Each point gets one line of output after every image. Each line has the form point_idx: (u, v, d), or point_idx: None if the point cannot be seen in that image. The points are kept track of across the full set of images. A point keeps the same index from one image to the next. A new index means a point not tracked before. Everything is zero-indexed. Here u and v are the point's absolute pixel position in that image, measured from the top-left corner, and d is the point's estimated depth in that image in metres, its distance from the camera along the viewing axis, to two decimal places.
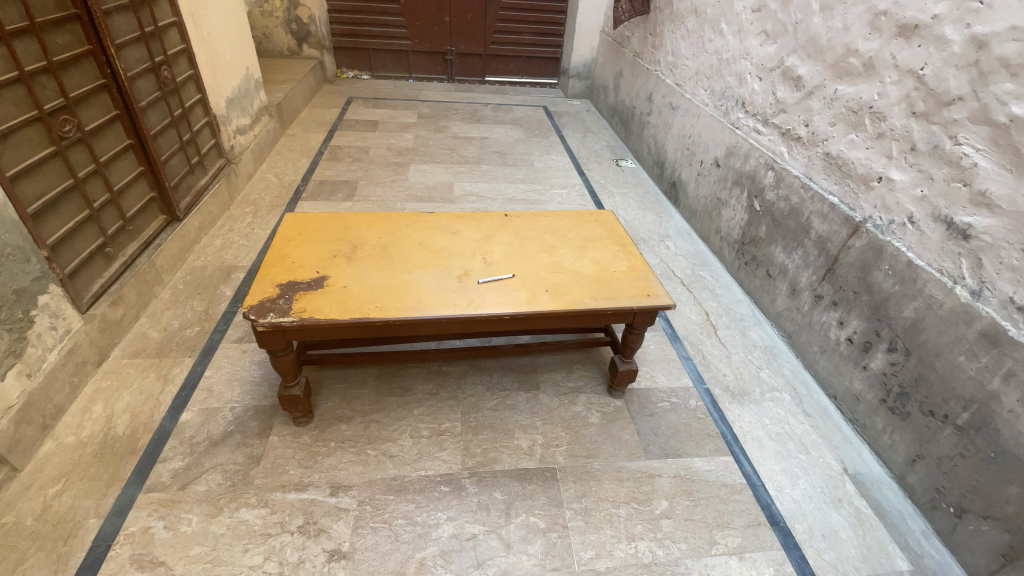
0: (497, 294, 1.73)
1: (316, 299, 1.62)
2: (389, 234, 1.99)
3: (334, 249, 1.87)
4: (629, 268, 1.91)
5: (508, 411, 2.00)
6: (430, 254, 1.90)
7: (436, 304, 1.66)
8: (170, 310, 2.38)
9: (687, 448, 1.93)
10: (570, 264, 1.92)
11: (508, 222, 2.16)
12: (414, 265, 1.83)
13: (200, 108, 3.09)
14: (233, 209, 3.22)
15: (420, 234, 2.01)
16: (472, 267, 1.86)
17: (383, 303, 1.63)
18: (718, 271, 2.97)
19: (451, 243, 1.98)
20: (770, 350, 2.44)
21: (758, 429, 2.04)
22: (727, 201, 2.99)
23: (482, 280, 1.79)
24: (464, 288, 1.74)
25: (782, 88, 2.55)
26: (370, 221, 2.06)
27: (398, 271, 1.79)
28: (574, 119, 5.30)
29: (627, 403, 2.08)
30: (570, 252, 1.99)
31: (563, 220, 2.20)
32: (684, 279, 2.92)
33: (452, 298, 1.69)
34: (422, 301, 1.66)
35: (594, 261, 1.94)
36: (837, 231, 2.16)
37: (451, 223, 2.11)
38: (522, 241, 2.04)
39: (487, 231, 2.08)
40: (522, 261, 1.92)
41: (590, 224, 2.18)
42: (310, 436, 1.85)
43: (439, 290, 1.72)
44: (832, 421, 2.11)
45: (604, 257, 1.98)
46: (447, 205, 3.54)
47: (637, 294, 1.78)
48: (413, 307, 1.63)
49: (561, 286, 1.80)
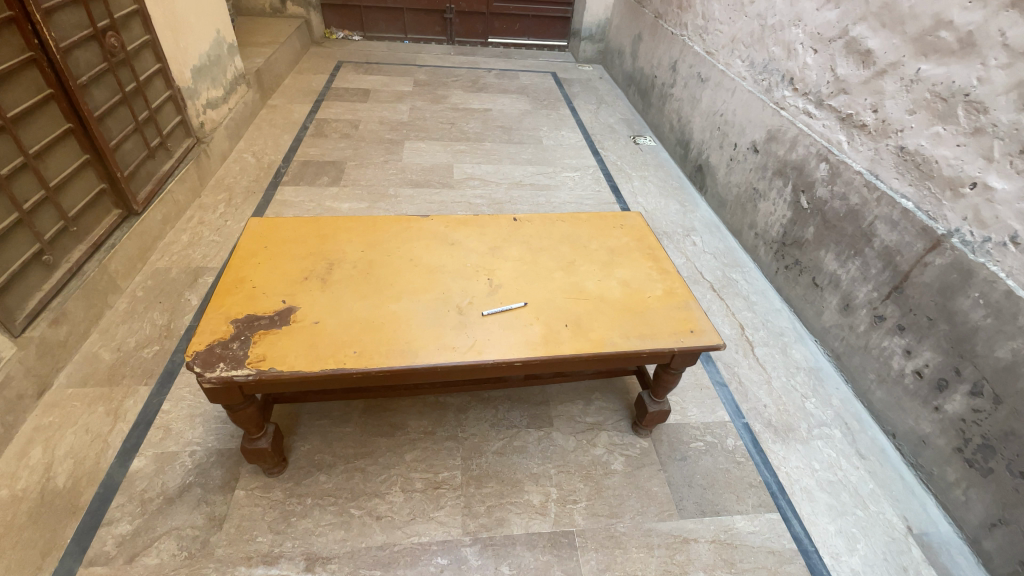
0: (506, 331, 1.40)
1: (281, 342, 1.30)
2: (375, 248, 1.65)
3: (306, 268, 1.54)
4: (666, 293, 1.57)
5: (516, 456, 1.71)
6: (424, 274, 1.56)
7: (430, 347, 1.33)
8: (127, 324, 2.06)
9: (726, 503, 1.65)
10: (594, 287, 1.58)
11: (518, 229, 1.81)
12: (404, 290, 1.49)
13: (159, 80, 2.69)
14: (205, 197, 2.86)
15: (411, 247, 1.67)
16: (474, 292, 1.52)
17: (364, 347, 1.31)
18: (753, 274, 2.63)
19: (449, 258, 1.64)
20: (815, 373, 2.14)
21: (807, 477, 1.75)
22: (765, 193, 2.62)
23: (488, 312, 1.46)
24: (466, 323, 1.41)
25: (844, 63, 2.15)
26: (351, 230, 1.71)
27: (384, 299, 1.46)
28: (586, 87, 4.82)
29: (654, 445, 1.79)
30: (594, 270, 1.65)
31: (582, 227, 1.85)
32: (714, 282, 2.58)
33: (451, 338, 1.36)
34: (413, 343, 1.34)
35: (623, 283, 1.60)
36: (910, 243, 1.81)
37: (449, 231, 1.76)
38: (534, 255, 1.70)
39: (492, 243, 1.73)
40: (535, 283, 1.58)
41: (615, 231, 1.84)
42: (283, 491, 1.57)
43: (434, 326, 1.39)
44: (890, 465, 1.83)
45: (634, 276, 1.63)
46: (446, 190, 3.16)
47: (677, 330, 1.46)
48: (402, 352, 1.31)
49: (585, 319, 1.47)
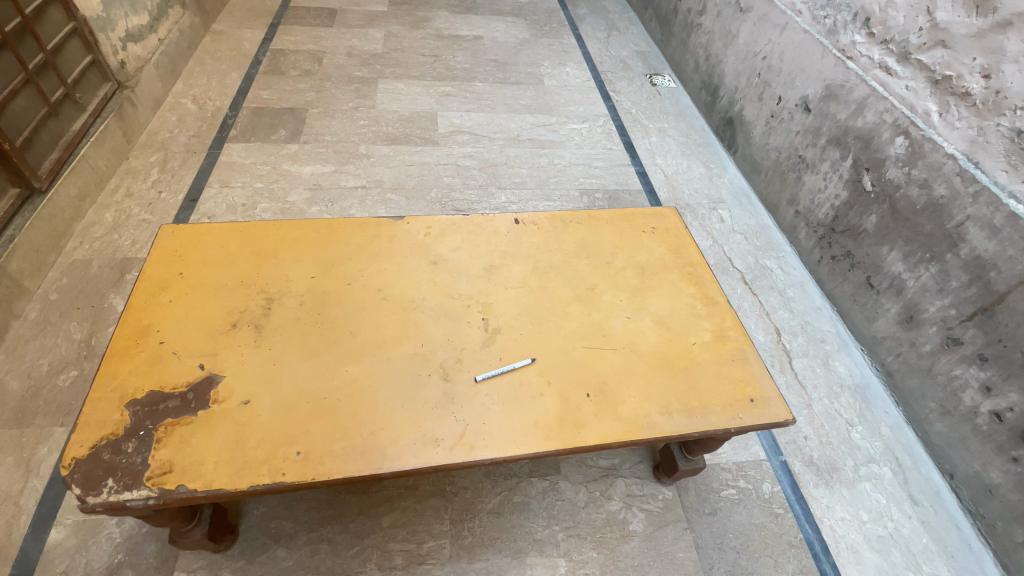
0: (508, 409, 1.04)
1: (196, 441, 0.94)
2: (331, 272, 1.23)
3: (237, 311, 1.14)
4: (715, 340, 1.21)
5: (516, 516, 1.44)
6: (396, 315, 1.17)
7: (404, 439, 0.98)
8: (38, 340, 1.68)
9: (764, 571, 1.41)
10: (623, 330, 1.20)
11: (521, 237, 1.38)
12: (369, 343, 1.11)
13: (55, 9, 2.08)
14: (134, 159, 2.35)
15: (379, 269, 1.26)
16: (463, 341, 1.14)
17: (312, 446, 0.95)
18: (789, 261, 2.26)
19: (430, 287, 1.24)
20: (862, 393, 1.84)
21: (855, 533, 1.51)
22: (815, 164, 2.18)
23: (483, 376, 1.08)
24: (453, 396, 1.05)
25: (948, 6, 1.65)
26: (298, 245, 1.29)
27: (341, 360, 1.08)
28: (593, 9, 4.08)
29: (679, 495, 1.52)
30: (621, 302, 1.26)
31: (604, 231, 1.43)
32: (746, 272, 2.21)
33: (433, 425, 1.00)
34: (382, 435, 0.98)
35: (659, 323, 1.22)
36: (1013, 258, 1.45)
37: (430, 242, 1.34)
38: (542, 278, 1.29)
39: (486, 259, 1.31)
40: (545, 324, 1.19)
41: (645, 239, 1.42)
42: (232, 573, 1.28)
43: (410, 404, 1.02)
44: (947, 513, 1.58)
45: (672, 311, 1.25)
46: (428, 147, 2.65)
47: (732, 399, 1.11)
48: (365, 452, 0.96)
49: (613, 384, 1.10)
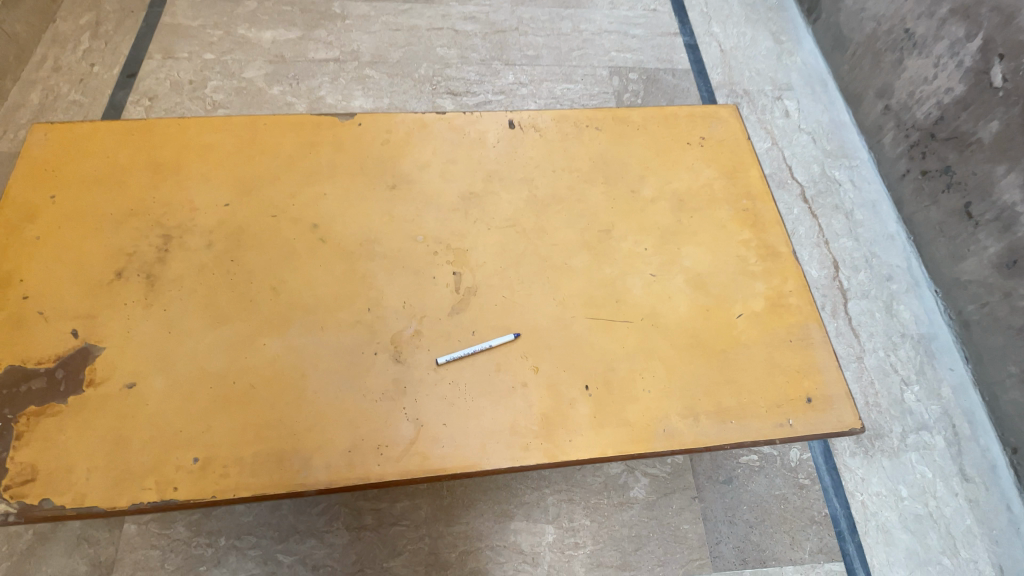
0: (477, 406, 0.78)
1: (67, 440, 0.73)
2: (249, 200, 0.91)
3: (125, 255, 0.86)
4: (769, 311, 0.89)
5: (502, 476, 1.27)
6: (334, 264, 0.86)
7: (334, 445, 0.73)
8: None
9: (776, 549, 1.26)
10: (643, 294, 0.88)
11: (515, 150, 0.99)
12: (296, 305, 0.82)
13: None
14: (59, 21, 1.90)
15: (315, 195, 0.92)
16: (424, 306, 0.84)
17: (212, 451, 0.72)
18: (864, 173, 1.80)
19: (383, 222, 0.90)
20: (926, 345, 1.54)
21: (888, 510, 1.34)
22: (928, 42, 1.62)
23: (447, 357, 0.80)
24: (405, 385, 0.78)
25: None
26: (209, 159, 0.95)
27: (258, 329, 0.80)
28: None
29: (691, 460, 1.32)
30: (647, 251, 0.92)
31: (632, 144, 1.03)
32: (807, 187, 1.78)
33: (376, 425, 0.75)
34: (305, 438, 0.74)
35: (695, 285, 0.89)
36: None
37: (388, 154, 0.97)
38: (540, 212, 0.93)
39: (464, 183, 0.95)
40: (537, 282, 0.87)
41: (688, 157, 1.03)
42: (187, 527, 1.17)
43: (345, 394, 0.76)
44: (1000, 491, 1.37)
45: (716, 269, 0.92)
46: (419, 5, 2.07)
47: (782, 398, 0.83)
48: (283, 461, 0.72)
49: (622, 373, 0.81)
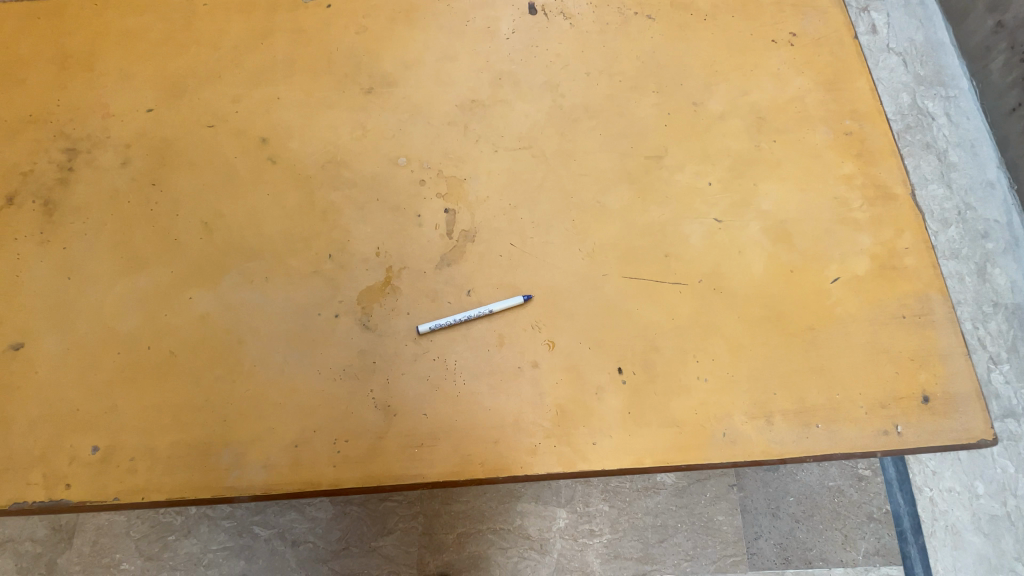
0: (470, 391, 0.58)
1: None
2: (179, 106, 0.69)
3: (20, 175, 0.66)
4: (876, 276, 0.65)
5: None
6: (286, 193, 0.64)
7: (276, 439, 0.55)
8: None
9: (825, 548, 1.07)
10: (704, 247, 0.64)
11: (536, 44, 0.73)
12: (232, 247, 0.61)
13: None
14: None
15: (265, 99, 0.69)
16: (404, 253, 0.62)
17: (118, 438, 0.55)
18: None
19: (353, 137, 0.67)
20: None
21: (960, 510, 1.10)
22: None
23: (433, 324, 0.59)
24: (375, 360, 0.58)
25: None
26: (131, 49, 0.72)
27: (181, 278, 0.60)
28: None
29: None
30: (711, 187, 0.67)
31: (697, 41, 0.75)
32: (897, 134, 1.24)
33: (333, 412, 0.56)
34: (237, 427, 0.55)
35: (776, 236, 0.65)
36: None
37: (364, 46, 0.71)
38: (567, 129, 0.69)
39: (466, 87, 0.70)
40: (558, 226, 0.64)
41: (774, 59, 0.75)
42: None
43: (293, 370, 0.57)
44: None
45: (805, 214, 0.67)
46: None
47: (888, 395, 0.60)
48: (208, 456, 0.54)
49: (670, 354, 0.59)
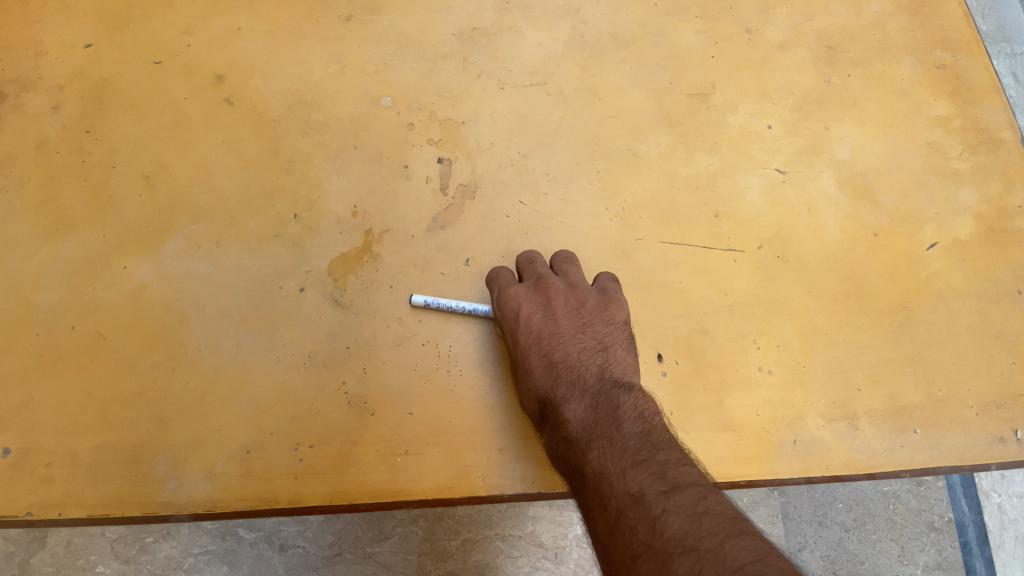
0: (466, 383, 0.46)
1: None
2: (123, 40, 0.57)
3: None
4: (984, 241, 0.51)
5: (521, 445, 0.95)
6: (245, 140, 0.52)
7: (222, 442, 0.44)
8: None
9: (891, 553, 0.76)
10: (765, 204, 0.51)
11: None
12: (178, 205, 0.50)
13: None
14: None
15: (224, 30, 0.57)
16: (386, 213, 0.50)
17: (32, 439, 0.44)
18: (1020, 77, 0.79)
19: (328, 73, 0.54)
20: None
21: None
22: None
23: (430, 299, 0.47)
24: (348, 344, 0.46)
25: None
26: None
27: (117, 243, 0.49)
28: None
29: None
30: (771, 131, 0.54)
31: None
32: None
33: (296, 410, 0.45)
34: (176, 426, 0.44)
35: (855, 190, 0.52)
36: None
37: None
38: (589, 62, 0.56)
39: (464, 12, 0.57)
40: (578, 180, 0.52)
41: None
42: None
43: (247, 357, 0.45)
44: None
45: (888, 164, 0.53)
46: None
47: (1006, 392, 0.47)
48: (141, 462, 0.43)
49: (723, 339, 0.47)
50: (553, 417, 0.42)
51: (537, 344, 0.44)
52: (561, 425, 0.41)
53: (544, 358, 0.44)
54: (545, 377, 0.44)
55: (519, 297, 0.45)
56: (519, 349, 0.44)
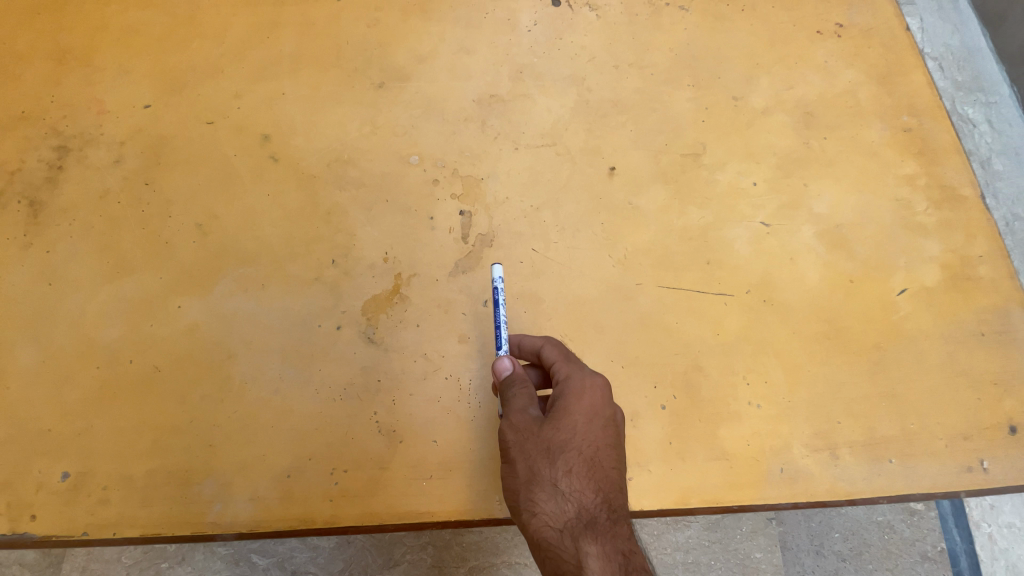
0: (484, 414, 0.51)
1: None
2: (178, 102, 0.64)
3: (7, 174, 0.61)
4: (949, 288, 0.57)
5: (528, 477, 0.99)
6: (287, 193, 0.58)
7: (264, 467, 0.48)
8: None
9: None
10: (751, 253, 0.57)
11: (559, 36, 0.67)
12: (227, 251, 0.56)
13: None
14: None
15: (270, 95, 0.64)
16: (413, 259, 0.56)
17: (91, 464, 0.49)
18: None
19: (362, 133, 0.61)
20: None
21: None
22: None
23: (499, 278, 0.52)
24: (379, 378, 0.51)
25: None
26: (132, 45, 0.68)
27: (171, 285, 0.55)
28: None
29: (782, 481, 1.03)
30: (756, 188, 0.60)
31: (736, 33, 0.68)
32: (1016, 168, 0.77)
33: (331, 438, 0.49)
34: (223, 452, 0.49)
35: (832, 240, 0.58)
36: None
37: (375, 39, 0.66)
38: (594, 126, 0.62)
39: (483, 80, 0.64)
40: (585, 231, 0.58)
41: (821, 52, 0.69)
42: None
43: (288, 389, 0.51)
44: None
45: (862, 217, 0.60)
46: None
47: (972, 425, 0.52)
48: (190, 486, 0.48)
49: (716, 375, 0.52)
50: (618, 548, 0.38)
51: (600, 444, 0.42)
52: (620, 550, 0.38)
53: (604, 464, 0.41)
54: (608, 497, 0.40)
55: (594, 390, 0.43)
56: (581, 442, 0.41)
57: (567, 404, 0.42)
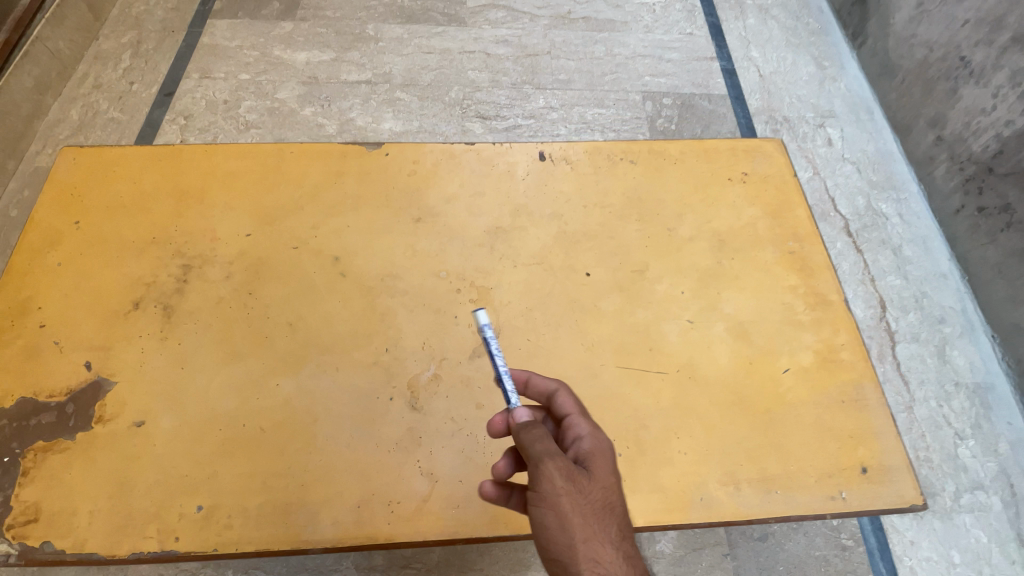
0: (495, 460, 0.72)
1: (72, 479, 0.70)
2: (271, 230, 0.88)
3: (144, 284, 0.84)
4: (819, 367, 0.81)
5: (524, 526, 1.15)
6: (353, 300, 0.82)
7: (342, 499, 0.69)
8: None
9: None
10: (681, 343, 0.81)
11: (545, 183, 0.94)
12: (311, 342, 0.78)
13: None
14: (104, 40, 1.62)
15: (338, 226, 0.89)
16: (444, 349, 0.79)
17: (217, 499, 0.69)
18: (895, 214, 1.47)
19: (405, 255, 0.86)
20: (983, 396, 1.27)
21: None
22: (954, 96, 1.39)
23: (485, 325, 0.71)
24: (421, 435, 0.73)
25: None
26: (234, 186, 0.92)
27: (271, 368, 0.77)
28: None
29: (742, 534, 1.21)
30: (684, 295, 0.86)
31: (671, 181, 0.96)
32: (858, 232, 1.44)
33: (388, 478, 0.70)
34: (312, 489, 0.69)
35: (737, 333, 0.83)
36: None
37: (413, 185, 0.93)
38: (570, 250, 0.88)
39: (491, 216, 0.90)
40: (564, 327, 0.82)
41: (730, 193, 0.96)
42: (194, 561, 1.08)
43: (357, 443, 0.72)
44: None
45: (759, 316, 0.85)
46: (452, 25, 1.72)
47: (835, 466, 0.75)
48: (289, 514, 0.68)
49: (656, 431, 0.75)
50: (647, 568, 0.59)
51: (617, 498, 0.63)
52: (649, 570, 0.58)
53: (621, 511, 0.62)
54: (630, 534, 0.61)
55: (611, 461, 0.64)
56: (611, 497, 0.61)
57: (599, 471, 0.62)
